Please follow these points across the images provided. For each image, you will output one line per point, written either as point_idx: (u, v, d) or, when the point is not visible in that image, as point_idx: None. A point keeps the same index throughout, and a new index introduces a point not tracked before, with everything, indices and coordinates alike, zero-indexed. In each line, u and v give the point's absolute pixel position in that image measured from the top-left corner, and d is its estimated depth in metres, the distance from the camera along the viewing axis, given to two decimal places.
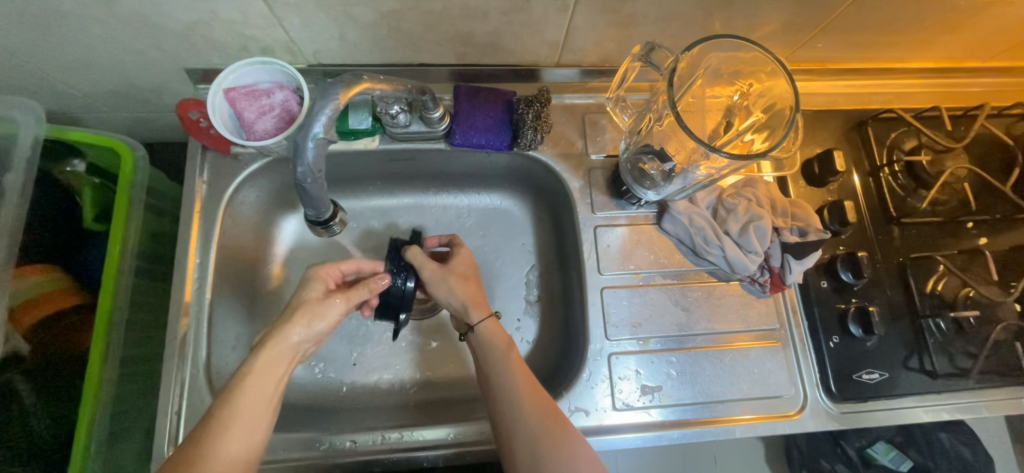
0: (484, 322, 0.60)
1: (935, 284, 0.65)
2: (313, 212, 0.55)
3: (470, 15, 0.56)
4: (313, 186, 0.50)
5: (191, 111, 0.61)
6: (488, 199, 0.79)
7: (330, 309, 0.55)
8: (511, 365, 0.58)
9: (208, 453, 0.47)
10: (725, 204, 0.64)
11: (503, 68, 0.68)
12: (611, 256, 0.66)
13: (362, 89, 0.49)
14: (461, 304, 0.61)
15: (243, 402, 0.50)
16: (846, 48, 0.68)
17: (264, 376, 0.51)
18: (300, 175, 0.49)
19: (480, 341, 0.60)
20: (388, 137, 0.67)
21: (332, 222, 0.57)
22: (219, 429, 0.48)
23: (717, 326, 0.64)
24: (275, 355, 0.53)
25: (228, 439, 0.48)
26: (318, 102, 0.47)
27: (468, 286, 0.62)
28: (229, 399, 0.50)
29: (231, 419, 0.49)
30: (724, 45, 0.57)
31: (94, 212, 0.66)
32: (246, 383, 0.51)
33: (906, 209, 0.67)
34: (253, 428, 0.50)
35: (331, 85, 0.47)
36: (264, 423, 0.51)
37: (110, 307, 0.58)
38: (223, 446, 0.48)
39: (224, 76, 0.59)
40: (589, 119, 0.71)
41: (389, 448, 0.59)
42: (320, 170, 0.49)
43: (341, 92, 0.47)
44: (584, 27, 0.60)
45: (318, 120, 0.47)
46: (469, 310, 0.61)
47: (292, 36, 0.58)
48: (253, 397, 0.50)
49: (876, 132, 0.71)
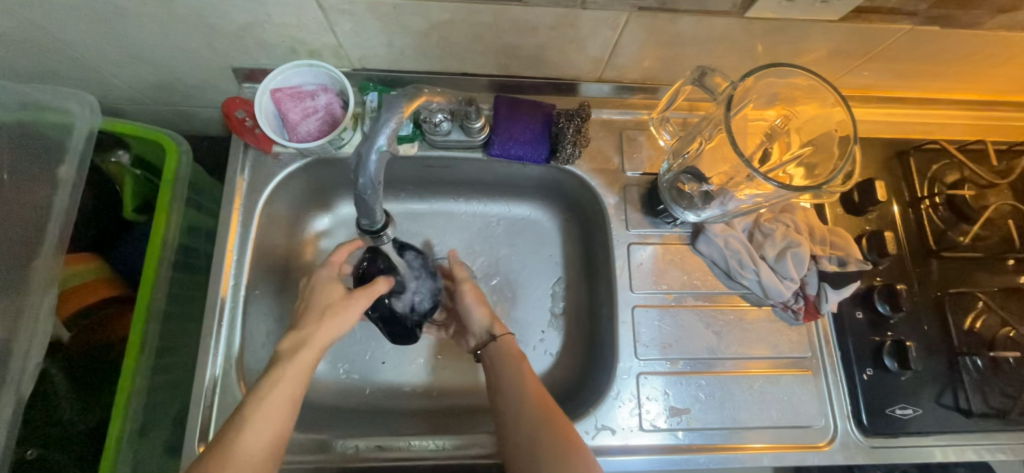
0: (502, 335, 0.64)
1: (973, 321, 0.63)
2: (366, 221, 0.51)
3: (519, 28, 0.56)
4: (372, 198, 0.48)
5: (238, 110, 0.62)
6: (518, 209, 0.79)
7: (349, 311, 0.58)
8: (517, 375, 0.59)
9: (230, 443, 0.48)
10: (762, 229, 0.64)
11: (544, 80, 0.68)
12: (644, 274, 0.66)
13: (423, 101, 0.49)
14: (485, 321, 0.66)
15: (270, 393, 0.51)
16: (892, 77, 0.67)
17: (292, 371, 0.53)
18: (360, 185, 0.47)
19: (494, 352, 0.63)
20: (427, 144, 0.67)
21: (384, 231, 0.54)
22: (246, 421, 0.49)
23: (748, 351, 0.64)
24: (302, 356, 0.54)
25: (257, 432, 0.49)
26: (384, 115, 0.46)
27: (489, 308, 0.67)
28: (255, 395, 0.51)
29: (257, 410, 0.50)
30: (779, 71, 0.57)
31: (135, 203, 0.68)
32: (275, 377, 0.53)
33: (946, 242, 0.66)
34: (277, 419, 0.51)
35: (395, 98, 0.47)
36: (288, 416, 0.52)
37: (148, 300, 0.59)
38: (244, 438, 0.48)
39: (272, 77, 0.59)
40: (627, 135, 0.70)
41: (414, 455, 0.59)
42: (381, 181, 0.47)
43: (407, 104, 0.47)
44: (630, 45, 0.60)
45: (382, 132, 0.46)
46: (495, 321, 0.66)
47: (341, 41, 0.58)
48: (280, 390, 0.52)
49: (918, 162, 0.70)
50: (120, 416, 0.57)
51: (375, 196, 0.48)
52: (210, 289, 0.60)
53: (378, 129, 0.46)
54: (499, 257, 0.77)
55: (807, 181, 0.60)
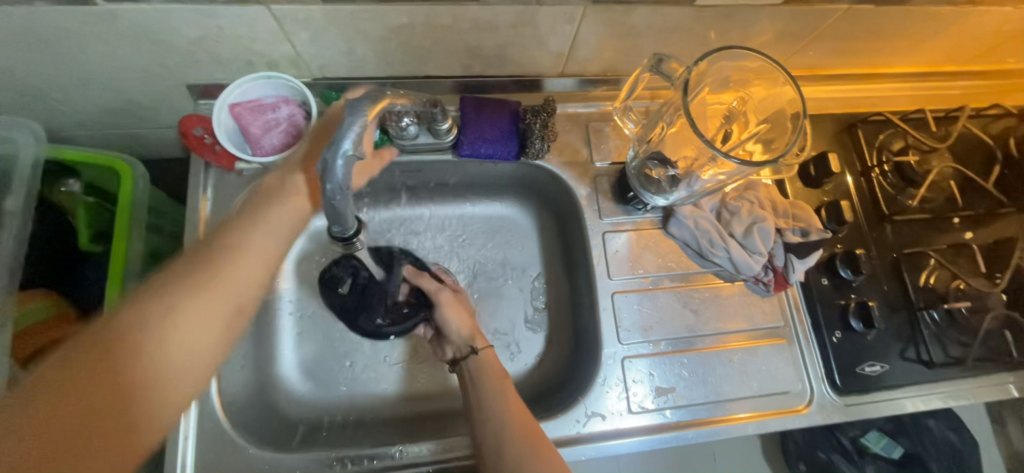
0: (484, 350, 0.62)
1: (927, 278, 0.68)
2: (338, 227, 0.52)
3: (480, 28, 0.57)
4: (341, 203, 0.48)
5: (195, 127, 0.60)
6: (494, 208, 0.79)
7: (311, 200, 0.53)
8: (506, 387, 0.58)
9: (149, 340, 0.40)
10: (729, 207, 0.66)
11: (507, 78, 0.68)
12: (620, 261, 0.67)
13: (386, 105, 0.48)
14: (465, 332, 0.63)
15: (190, 306, 0.43)
16: (836, 54, 0.71)
17: (223, 284, 0.45)
18: (329, 191, 0.47)
19: (479, 367, 0.60)
20: (396, 149, 0.67)
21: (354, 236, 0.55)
22: (129, 364, 0.39)
23: (724, 326, 0.66)
24: (243, 258, 0.47)
25: (167, 340, 0.41)
26: (346, 120, 0.45)
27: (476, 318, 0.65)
28: (189, 289, 0.43)
29: (143, 351, 0.40)
30: (726, 54, 0.59)
31: (91, 233, 0.64)
32: (202, 282, 0.44)
33: (897, 207, 0.70)
34: (204, 330, 0.43)
35: (357, 102, 0.46)
36: (201, 344, 0.43)
37: None
38: (171, 333, 0.41)
39: (229, 91, 0.58)
40: (593, 127, 0.71)
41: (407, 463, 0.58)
42: (349, 186, 0.47)
43: (369, 107, 0.46)
44: (588, 38, 0.61)
45: (347, 136, 0.45)
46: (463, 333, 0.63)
47: (299, 51, 0.57)
48: (199, 312, 0.43)
49: (866, 134, 0.73)
50: None
51: (343, 201, 0.48)
52: None
53: (341, 134, 0.45)
54: (478, 257, 0.77)
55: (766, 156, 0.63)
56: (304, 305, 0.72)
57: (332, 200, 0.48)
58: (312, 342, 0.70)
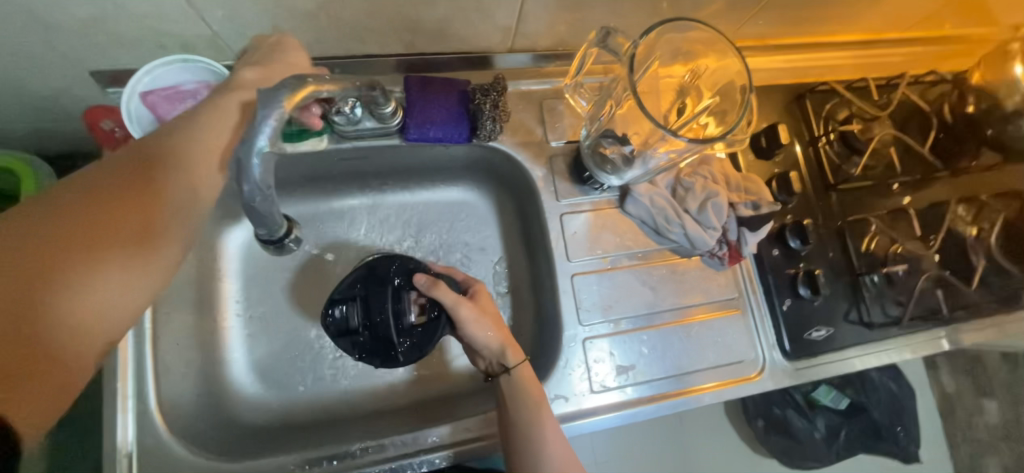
0: (519, 368, 0.57)
1: (869, 243, 0.71)
2: (264, 230, 0.49)
3: (417, 1, 0.53)
4: (262, 204, 0.45)
5: (103, 120, 0.54)
6: (451, 193, 0.76)
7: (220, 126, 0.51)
8: (542, 411, 0.55)
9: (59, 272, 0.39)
10: (683, 184, 0.66)
11: (455, 56, 0.64)
12: (579, 242, 0.67)
13: (310, 92, 0.44)
14: (497, 346, 0.57)
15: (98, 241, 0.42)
16: (785, 23, 0.70)
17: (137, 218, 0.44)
18: (247, 193, 0.43)
19: (514, 388, 0.56)
20: (338, 136, 0.63)
21: (286, 238, 0.53)
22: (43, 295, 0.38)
23: (681, 301, 0.67)
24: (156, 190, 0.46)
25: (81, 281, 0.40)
26: (260, 111, 0.41)
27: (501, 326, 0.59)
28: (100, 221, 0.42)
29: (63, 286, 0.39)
30: (674, 24, 0.58)
31: None
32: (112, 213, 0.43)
33: (843, 176, 0.72)
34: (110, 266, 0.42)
35: (273, 91, 0.42)
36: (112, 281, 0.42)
37: None
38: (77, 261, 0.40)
39: (138, 79, 0.52)
40: (547, 105, 0.69)
41: (397, 454, 0.58)
42: (269, 186, 0.44)
43: (287, 97, 0.42)
44: (536, 11, 0.58)
45: (261, 130, 0.41)
46: (499, 349, 0.57)
47: (216, 30, 0.52)
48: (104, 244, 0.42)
49: (814, 104, 0.74)
50: None
51: (265, 204, 0.46)
52: None
53: (256, 128, 0.41)
54: (435, 244, 0.75)
55: (720, 127, 0.62)
56: (252, 304, 0.68)
57: (251, 204, 0.45)
58: (263, 343, 0.67)
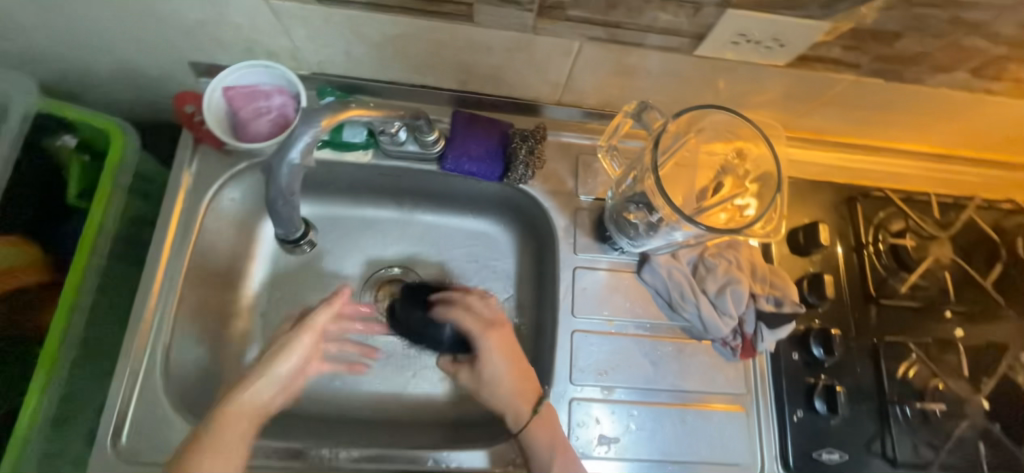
0: (531, 428, 0.58)
1: (907, 370, 0.64)
2: (283, 229, 0.55)
3: (475, 47, 0.57)
4: (283, 207, 0.52)
5: (188, 105, 0.62)
6: (477, 224, 0.78)
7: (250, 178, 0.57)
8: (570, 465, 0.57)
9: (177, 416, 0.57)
10: (705, 263, 0.64)
11: (505, 99, 0.68)
12: (587, 299, 0.66)
13: (348, 116, 0.50)
14: (504, 404, 0.60)
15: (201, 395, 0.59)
16: (844, 122, 0.68)
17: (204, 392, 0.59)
18: (272, 196, 0.51)
19: (535, 444, 0.58)
20: (382, 153, 0.67)
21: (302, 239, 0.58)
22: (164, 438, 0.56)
23: (683, 384, 0.64)
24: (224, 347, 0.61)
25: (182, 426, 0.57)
26: (299, 128, 0.48)
27: (511, 384, 0.60)
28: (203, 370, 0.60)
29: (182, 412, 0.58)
30: (714, 108, 0.58)
31: (81, 189, 0.66)
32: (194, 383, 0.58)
33: (887, 290, 0.67)
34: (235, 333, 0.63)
35: (315, 110, 0.49)
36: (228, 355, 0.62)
37: (77, 288, 0.59)
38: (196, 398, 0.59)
39: (225, 75, 0.59)
40: (583, 160, 0.70)
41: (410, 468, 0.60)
42: (292, 193, 0.51)
43: (324, 119, 0.48)
44: (585, 72, 0.61)
45: (296, 145, 0.49)
46: (515, 407, 0.60)
47: (297, 45, 0.58)
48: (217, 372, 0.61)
49: (865, 209, 0.70)
50: (34, 399, 0.56)
51: (283, 206, 0.52)
52: (141, 293, 0.61)
53: (293, 140, 0.49)
54: (452, 270, 0.77)
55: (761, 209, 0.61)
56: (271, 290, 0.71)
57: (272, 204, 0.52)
58: (272, 329, 0.70)
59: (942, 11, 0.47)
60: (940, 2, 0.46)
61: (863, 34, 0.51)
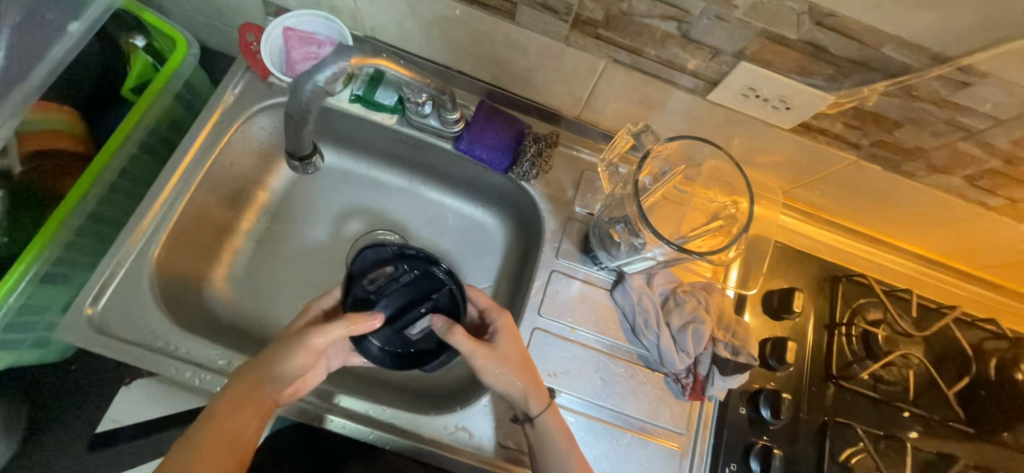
0: (543, 414, 0.58)
1: (850, 456, 0.64)
2: (292, 145, 0.62)
3: (511, 46, 0.63)
4: (298, 122, 0.58)
5: (249, 34, 0.68)
6: (475, 213, 0.83)
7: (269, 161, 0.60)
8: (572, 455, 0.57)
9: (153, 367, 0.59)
10: (676, 297, 0.66)
11: (531, 103, 0.72)
12: (556, 303, 0.68)
13: (375, 62, 0.54)
14: (521, 392, 0.58)
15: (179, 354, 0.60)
16: (841, 203, 0.71)
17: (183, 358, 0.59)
18: (290, 110, 0.57)
19: (540, 433, 0.58)
20: (405, 121, 0.72)
21: (309, 159, 0.65)
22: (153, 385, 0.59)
23: (627, 408, 0.65)
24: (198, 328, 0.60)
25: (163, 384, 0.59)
26: (330, 58, 0.54)
27: (525, 373, 0.58)
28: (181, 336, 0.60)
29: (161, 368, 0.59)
30: (709, 146, 0.62)
31: (135, 84, 0.71)
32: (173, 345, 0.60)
33: (849, 374, 0.67)
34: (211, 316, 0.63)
35: (347, 48, 0.54)
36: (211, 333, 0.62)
37: (103, 164, 0.64)
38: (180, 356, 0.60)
39: (289, 17, 0.66)
40: (587, 176, 0.74)
41: (405, 431, 0.60)
42: (309, 112, 0.57)
43: (354, 57, 0.54)
44: (606, 93, 0.65)
45: (323, 71, 0.55)
46: (532, 397, 0.58)
47: (358, 7, 0.65)
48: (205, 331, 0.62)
49: (846, 291, 0.71)
50: (33, 253, 0.60)
51: (299, 123, 0.59)
52: (156, 185, 0.65)
53: (326, 65, 0.55)
54: (440, 248, 0.81)
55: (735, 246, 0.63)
56: (272, 220, 0.77)
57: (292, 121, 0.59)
58: (259, 256, 0.74)
59: (939, 109, 0.50)
60: (937, 101, 0.49)
61: (864, 116, 0.54)
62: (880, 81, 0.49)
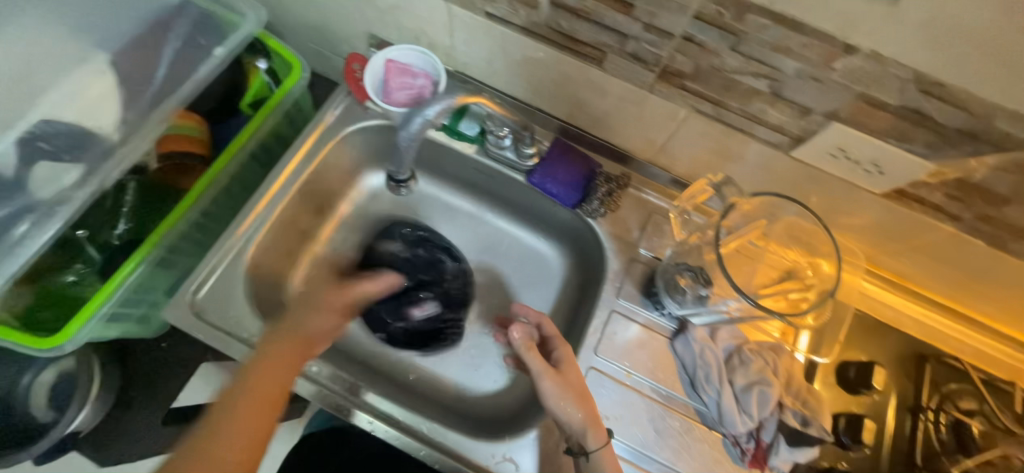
0: (600, 450, 0.58)
1: None
2: (394, 166, 0.69)
3: (594, 89, 0.65)
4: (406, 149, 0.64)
5: (356, 63, 0.76)
6: (536, 244, 0.85)
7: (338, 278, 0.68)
8: None
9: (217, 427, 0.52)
10: (741, 355, 0.63)
11: (604, 143, 0.74)
12: (613, 344, 0.67)
13: (475, 100, 0.59)
14: (579, 423, 0.59)
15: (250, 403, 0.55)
16: (934, 275, 0.65)
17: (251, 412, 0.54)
18: (401, 138, 0.63)
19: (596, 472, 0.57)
20: (483, 151, 0.76)
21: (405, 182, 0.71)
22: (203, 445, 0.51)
23: (679, 464, 0.62)
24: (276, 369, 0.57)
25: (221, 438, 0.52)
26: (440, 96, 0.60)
27: (587, 404, 0.60)
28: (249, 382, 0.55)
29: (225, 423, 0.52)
30: (797, 206, 0.61)
31: (251, 99, 0.80)
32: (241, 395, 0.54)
33: (934, 466, 0.61)
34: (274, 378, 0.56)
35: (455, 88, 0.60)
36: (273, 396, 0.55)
37: (219, 168, 0.72)
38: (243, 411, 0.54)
39: (393, 50, 0.73)
40: (654, 219, 0.74)
41: (449, 450, 0.63)
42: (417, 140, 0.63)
43: (461, 95, 0.59)
44: (683, 140, 0.66)
45: (433, 106, 0.60)
46: (590, 430, 0.58)
47: (454, 45, 0.71)
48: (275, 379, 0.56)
49: (936, 374, 0.65)
50: (152, 242, 0.67)
51: (404, 150, 0.65)
52: (258, 191, 0.72)
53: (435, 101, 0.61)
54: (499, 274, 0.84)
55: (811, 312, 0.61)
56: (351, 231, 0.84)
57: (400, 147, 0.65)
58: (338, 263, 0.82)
59: None
60: None
61: (969, 188, 0.50)
62: (991, 155, 0.46)
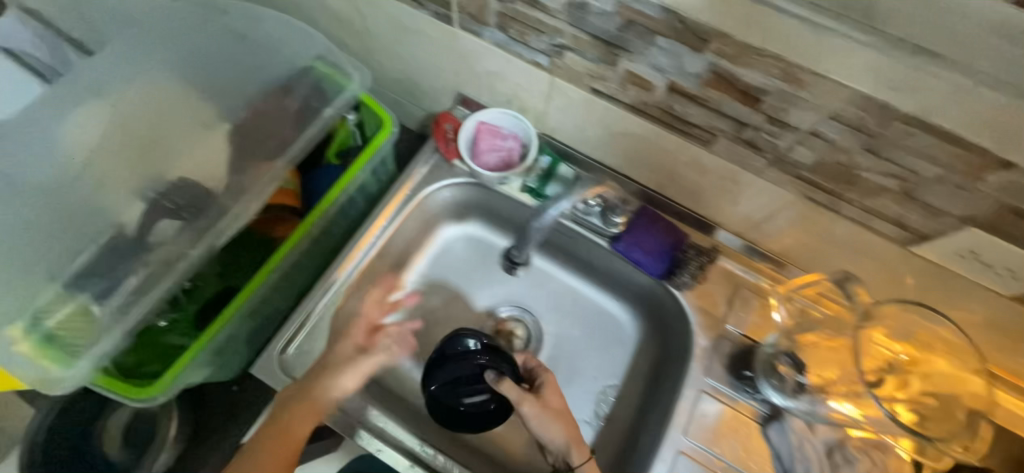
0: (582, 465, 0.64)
1: None
2: (517, 251, 0.76)
3: (692, 165, 0.64)
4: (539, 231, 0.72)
5: (447, 122, 0.78)
6: (609, 305, 0.83)
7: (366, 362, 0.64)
8: None
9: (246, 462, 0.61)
10: (845, 452, 0.61)
11: (691, 212, 0.73)
12: (702, 427, 0.65)
13: (601, 189, 0.73)
14: (559, 439, 0.65)
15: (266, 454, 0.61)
16: None
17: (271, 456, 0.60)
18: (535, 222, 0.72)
19: None
20: (567, 214, 0.76)
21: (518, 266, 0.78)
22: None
23: None
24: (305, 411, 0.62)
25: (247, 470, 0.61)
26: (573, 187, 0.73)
27: (562, 422, 0.66)
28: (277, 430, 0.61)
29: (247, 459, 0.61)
30: (946, 318, 0.57)
31: (336, 150, 0.83)
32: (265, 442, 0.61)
33: None
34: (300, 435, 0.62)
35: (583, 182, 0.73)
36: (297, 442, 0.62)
37: (312, 222, 0.73)
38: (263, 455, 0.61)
39: (483, 112, 0.75)
40: (741, 293, 0.72)
41: None
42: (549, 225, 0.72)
43: (590, 186, 0.72)
44: (782, 221, 0.64)
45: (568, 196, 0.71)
46: (574, 446, 0.65)
47: (547, 110, 0.72)
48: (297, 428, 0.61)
49: None
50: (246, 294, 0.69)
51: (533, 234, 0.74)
52: (347, 246, 0.74)
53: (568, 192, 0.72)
54: (571, 334, 0.82)
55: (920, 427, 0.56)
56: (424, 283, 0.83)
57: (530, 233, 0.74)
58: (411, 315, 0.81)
59: None
60: None
61: None
62: None
